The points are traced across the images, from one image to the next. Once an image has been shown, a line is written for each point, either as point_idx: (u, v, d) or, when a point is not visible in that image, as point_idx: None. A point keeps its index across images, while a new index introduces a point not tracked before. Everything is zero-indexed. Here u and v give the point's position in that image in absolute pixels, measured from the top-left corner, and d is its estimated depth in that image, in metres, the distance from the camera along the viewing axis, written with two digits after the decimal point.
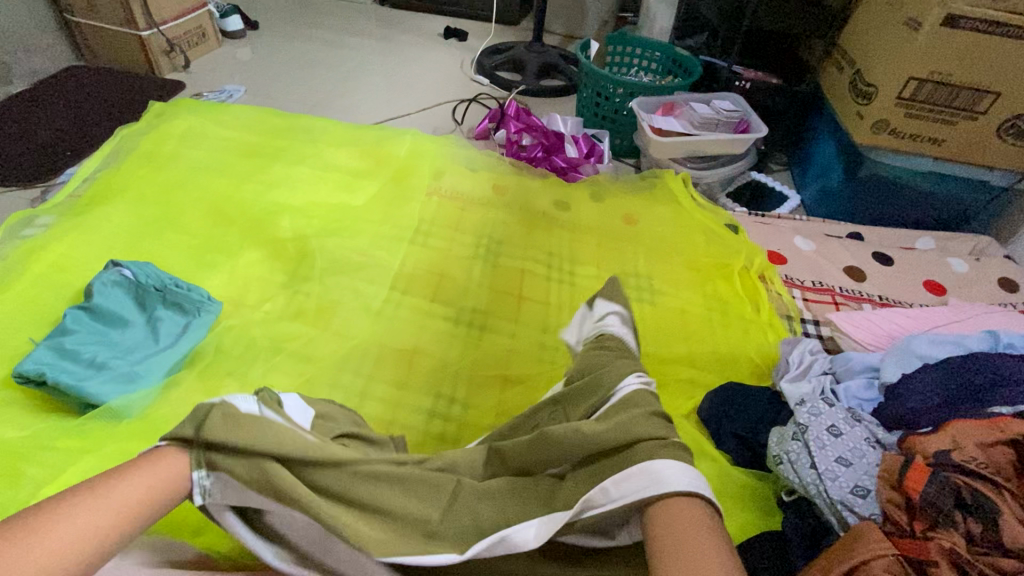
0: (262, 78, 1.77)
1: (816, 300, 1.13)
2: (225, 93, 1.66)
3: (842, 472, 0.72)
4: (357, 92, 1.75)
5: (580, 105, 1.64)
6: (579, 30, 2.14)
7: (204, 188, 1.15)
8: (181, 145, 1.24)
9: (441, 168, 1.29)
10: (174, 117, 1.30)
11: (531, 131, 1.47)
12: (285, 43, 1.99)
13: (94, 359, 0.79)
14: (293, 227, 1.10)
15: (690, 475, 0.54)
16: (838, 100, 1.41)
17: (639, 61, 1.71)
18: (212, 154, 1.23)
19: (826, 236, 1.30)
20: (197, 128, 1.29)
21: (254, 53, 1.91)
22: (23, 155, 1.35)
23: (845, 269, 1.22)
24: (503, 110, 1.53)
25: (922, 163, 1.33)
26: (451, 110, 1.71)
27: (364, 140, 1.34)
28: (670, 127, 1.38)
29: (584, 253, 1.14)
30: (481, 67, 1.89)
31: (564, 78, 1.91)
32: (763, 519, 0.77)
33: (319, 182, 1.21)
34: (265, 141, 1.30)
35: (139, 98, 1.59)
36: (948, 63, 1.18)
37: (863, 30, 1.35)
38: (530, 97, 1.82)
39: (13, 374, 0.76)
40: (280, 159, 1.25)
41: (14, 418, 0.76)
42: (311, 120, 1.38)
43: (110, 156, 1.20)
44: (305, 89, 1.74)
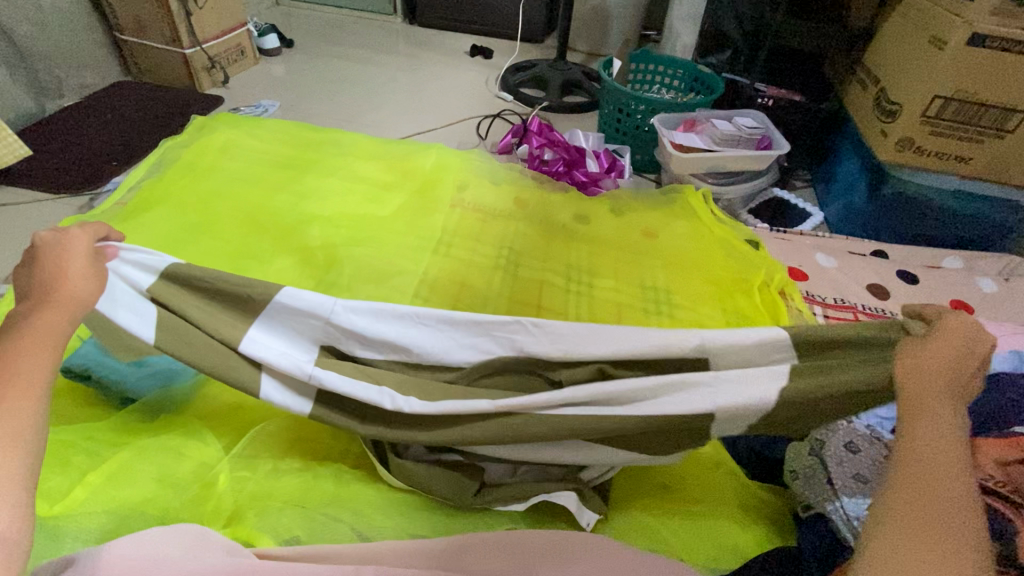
0: (295, 94, 1.85)
1: (837, 316, 1.13)
2: (261, 108, 1.74)
3: (859, 487, 0.72)
4: (386, 107, 1.81)
5: (601, 121, 1.66)
6: (602, 48, 2.18)
7: (241, 198, 1.21)
8: (219, 157, 1.30)
9: (464, 182, 1.32)
10: (214, 130, 1.38)
11: (553, 145, 1.50)
12: (319, 60, 2.07)
13: (136, 356, 0.84)
14: (322, 235, 1.14)
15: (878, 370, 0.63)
16: (862, 118, 1.41)
17: (661, 79, 1.73)
18: (248, 166, 1.30)
19: (848, 253, 1.29)
20: (234, 141, 1.35)
21: (289, 70, 2.00)
22: (73, 165, 1.43)
23: (868, 286, 1.21)
24: (526, 126, 1.57)
25: (948, 181, 1.32)
26: (475, 126, 1.76)
27: (391, 153, 1.39)
28: (691, 143, 1.40)
29: (603, 266, 1.16)
30: (505, 84, 1.94)
31: (587, 95, 1.94)
32: (777, 534, 0.76)
33: (349, 193, 1.26)
34: (298, 153, 1.36)
35: (181, 112, 1.67)
36: (973, 83, 1.18)
37: (887, 48, 1.35)
38: (553, 113, 1.86)
39: (61, 368, 0.80)
40: (312, 171, 1.30)
41: (60, 410, 0.80)
42: (342, 134, 1.44)
43: (154, 166, 1.27)
44: (336, 104, 1.81)
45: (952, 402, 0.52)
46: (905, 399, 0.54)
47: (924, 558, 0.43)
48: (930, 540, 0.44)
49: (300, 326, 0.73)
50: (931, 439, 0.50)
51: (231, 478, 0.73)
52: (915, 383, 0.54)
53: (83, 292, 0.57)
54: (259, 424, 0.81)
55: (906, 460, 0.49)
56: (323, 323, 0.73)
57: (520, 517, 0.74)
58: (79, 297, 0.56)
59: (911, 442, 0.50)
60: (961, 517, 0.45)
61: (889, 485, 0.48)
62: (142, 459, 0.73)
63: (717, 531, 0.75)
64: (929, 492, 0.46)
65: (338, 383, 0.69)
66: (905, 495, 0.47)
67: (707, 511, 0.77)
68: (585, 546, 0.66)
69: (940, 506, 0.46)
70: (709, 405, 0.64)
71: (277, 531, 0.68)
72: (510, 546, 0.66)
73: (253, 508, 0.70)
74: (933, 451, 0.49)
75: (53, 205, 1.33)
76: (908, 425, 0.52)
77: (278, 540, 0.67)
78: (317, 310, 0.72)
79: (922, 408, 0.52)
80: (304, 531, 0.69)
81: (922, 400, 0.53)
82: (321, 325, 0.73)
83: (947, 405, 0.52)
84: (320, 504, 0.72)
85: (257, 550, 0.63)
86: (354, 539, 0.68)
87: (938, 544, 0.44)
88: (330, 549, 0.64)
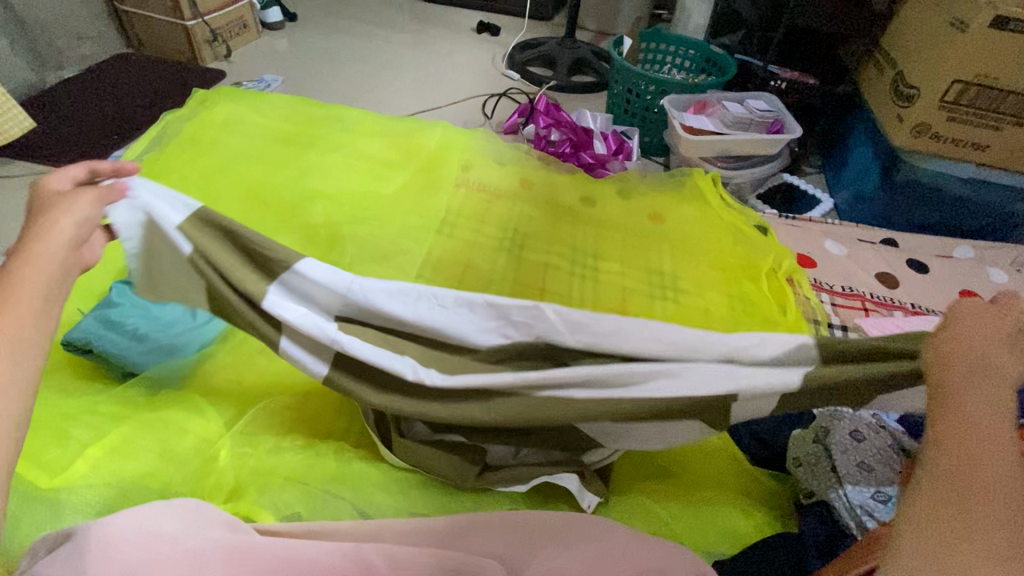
0: (298, 69, 1.82)
1: (845, 304, 1.11)
2: (264, 83, 1.71)
3: (863, 477, 0.71)
4: (391, 84, 1.78)
5: (610, 102, 1.63)
6: (613, 27, 2.13)
7: (242, 174, 1.19)
8: (221, 132, 1.28)
9: (468, 161, 1.30)
10: (215, 105, 1.35)
11: (560, 126, 1.47)
12: (323, 35, 2.03)
13: (136, 330, 0.84)
14: (325, 213, 1.13)
15: None
16: (878, 102, 1.38)
17: (672, 59, 1.69)
18: (250, 141, 1.28)
19: (858, 241, 1.27)
20: (237, 116, 1.33)
21: (292, 44, 1.95)
22: (74, 138, 1.42)
23: (877, 275, 1.19)
24: (533, 105, 1.54)
25: (963, 169, 1.29)
26: (481, 105, 1.72)
27: (396, 131, 1.37)
28: (702, 125, 1.37)
29: (609, 249, 1.15)
30: (512, 63, 1.90)
31: (596, 75, 1.90)
32: (777, 521, 0.75)
33: (352, 170, 1.24)
34: (301, 129, 1.34)
35: (182, 85, 1.65)
36: (994, 67, 1.15)
37: (906, 30, 1.32)
38: (560, 93, 1.82)
39: (63, 341, 0.81)
40: (314, 147, 1.28)
41: (61, 383, 0.80)
42: (346, 111, 1.41)
43: (155, 140, 1.25)
44: (339, 80, 1.78)
45: (994, 376, 0.47)
46: (947, 373, 0.49)
47: (956, 544, 0.40)
48: (965, 524, 0.40)
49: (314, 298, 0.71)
50: (975, 414, 0.45)
51: (231, 454, 0.72)
52: (953, 355, 0.50)
53: (61, 242, 0.53)
54: (260, 400, 0.80)
55: (946, 440, 0.45)
56: (341, 297, 0.71)
57: (520, 498, 0.74)
58: (50, 254, 0.52)
59: (951, 419, 0.46)
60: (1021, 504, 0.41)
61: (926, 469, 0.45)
62: (143, 433, 0.73)
63: (716, 514, 0.75)
64: (966, 472, 0.43)
65: (365, 353, 0.68)
66: (944, 482, 0.43)
67: (708, 497, 0.76)
68: (585, 528, 0.66)
69: (979, 486, 0.42)
70: (732, 387, 0.63)
71: (276, 508, 0.68)
72: (510, 526, 0.66)
73: (252, 485, 0.70)
74: (977, 430, 0.44)
75: None
76: (945, 398, 0.47)
77: (278, 517, 0.67)
78: (334, 284, 0.70)
79: (972, 384, 0.47)
80: (305, 508, 0.69)
81: (964, 374, 0.48)
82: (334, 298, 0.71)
83: (993, 375, 0.47)
84: (320, 481, 0.72)
85: (257, 525, 0.64)
86: (354, 517, 0.69)
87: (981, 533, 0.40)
88: (329, 527, 0.64)
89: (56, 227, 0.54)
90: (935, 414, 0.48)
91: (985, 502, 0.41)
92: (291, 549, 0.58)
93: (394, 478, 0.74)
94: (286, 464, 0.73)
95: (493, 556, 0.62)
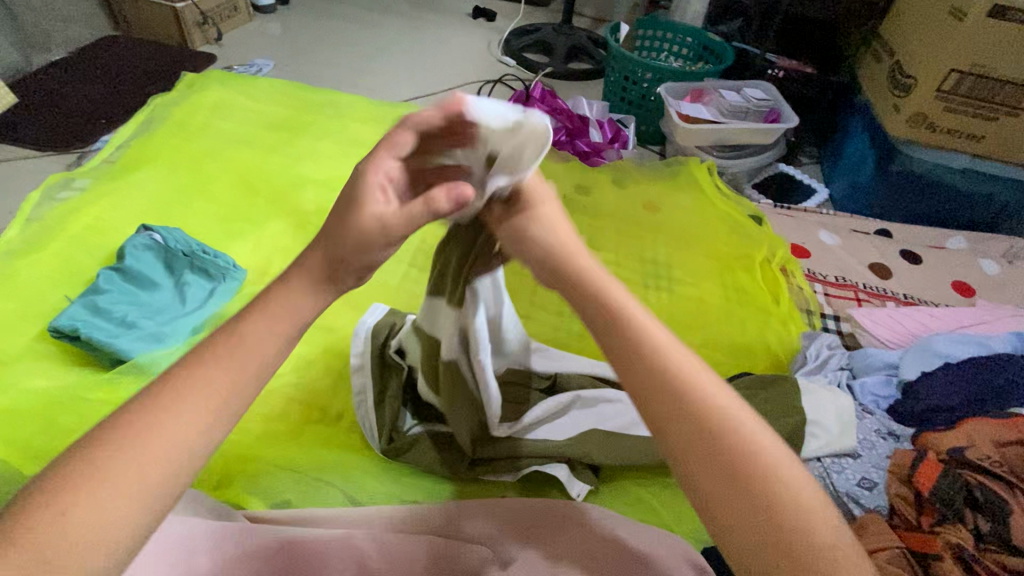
0: (291, 53, 1.79)
1: (838, 295, 1.12)
2: (255, 67, 1.68)
3: (849, 465, 0.74)
4: (384, 70, 1.76)
5: (607, 89, 1.61)
6: (610, 13, 2.10)
7: (233, 159, 1.17)
8: (211, 117, 1.26)
9: None
10: (205, 89, 1.33)
11: (556, 113, 1.46)
12: (316, 18, 2.00)
13: (125, 318, 0.83)
14: (317, 200, 1.11)
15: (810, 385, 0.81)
16: (874, 92, 1.37)
17: (669, 46, 1.67)
18: (241, 126, 1.26)
19: (853, 232, 1.27)
20: (227, 101, 1.31)
21: (284, 28, 1.92)
22: (61, 122, 1.39)
23: (870, 265, 1.19)
24: (528, 92, 1.52)
25: (958, 160, 1.29)
26: (475, 91, 1.70)
27: (389, 117, 1.35)
28: (698, 114, 1.36)
29: (604, 239, 1.14)
30: (508, 49, 1.88)
31: (593, 62, 1.88)
32: None
33: (345, 157, 1.22)
34: (293, 114, 1.32)
35: (172, 68, 1.62)
36: (991, 56, 1.14)
37: (904, 18, 1.30)
38: (556, 80, 1.80)
39: (50, 328, 0.80)
40: (306, 133, 1.27)
41: (49, 370, 0.80)
42: (339, 96, 1.39)
43: (143, 124, 1.23)
44: (333, 65, 1.75)
45: (650, 352, 0.47)
46: (637, 376, 0.47)
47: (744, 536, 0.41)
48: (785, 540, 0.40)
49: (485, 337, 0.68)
50: (682, 419, 0.44)
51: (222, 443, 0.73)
52: (620, 348, 0.48)
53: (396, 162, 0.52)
54: None
55: (691, 466, 0.44)
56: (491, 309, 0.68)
57: (511, 486, 0.75)
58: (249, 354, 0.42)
59: (675, 437, 0.44)
60: (745, 475, 0.42)
61: (696, 494, 0.43)
62: None
63: None
64: (734, 482, 0.42)
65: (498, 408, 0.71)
66: (731, 503, 0.42)
67: None
68: (576, 515, 0.66)
69: (755, 485, 0.42)
70: None
71: (268, 495, 0.69)
72: (500, 514, 0.66)
73: (244, 473, 0.71)
74: (706, 432, 0.43)
75: (41, 162, 1.29)
76: (655, 420, 0.45)
77: (270, 504, 0.68)
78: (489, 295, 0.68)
79: (664, 386, 0.46)
80: (296, 495, 0.69)
81: (667, 372, 0.46)
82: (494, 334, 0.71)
83: (658, 352, 0.47)
84: (312, 468, 0.72)
85: (248, 513, 0.64)
86: (346, 503, 0.69)
87: (788, 538, 0.40)
88: (319, 514, 0.64)
89: (400, 147, 0.52)
90: (659, 434, 0.46)
91: (766, 495, 0.41)
92: (280, 538, 0.58)
93: (386, 466, 0.74)
94: (279, 453, 0.73)
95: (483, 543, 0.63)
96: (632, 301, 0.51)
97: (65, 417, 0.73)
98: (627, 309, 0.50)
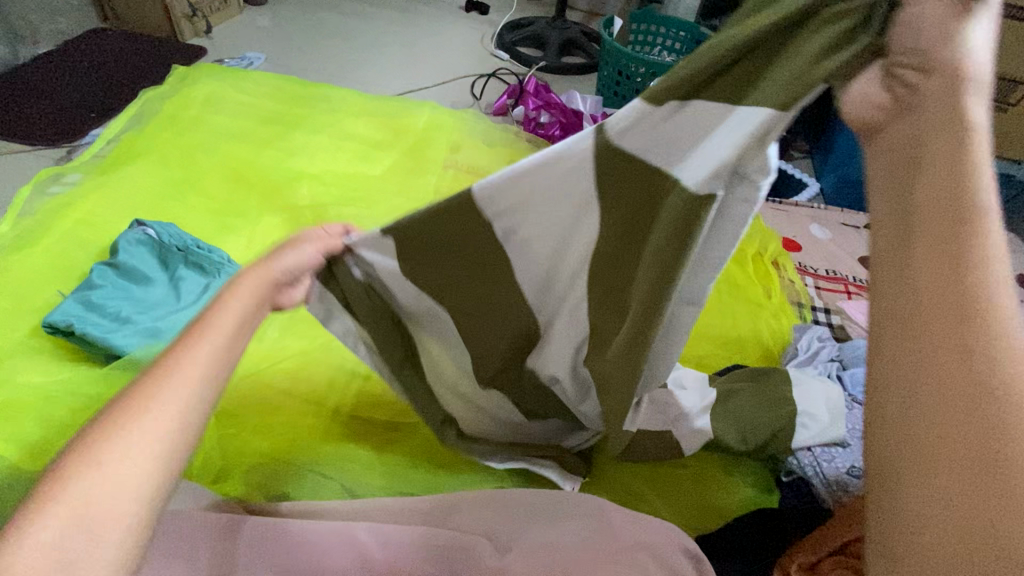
0: (282, 46, 1.77)
1: (828, 288, 1.13)
2: (246, 60, 1.66)
3: (839, 453, 0.75)
4: (377, 63, 1.75)
5: (600, 83, 1.61)
6: (603, 7, 2.10)
7: (226, 153, 1.17)
8: (202, 111, 1.25)
9: (457, 142, 1.29)
10: (197, 83, 1.32)
11: (549, 108, 1.46)
12: (307, 11, 1.98)
13: (119, 313, 0.83)
14: (311, 195, 1.11)
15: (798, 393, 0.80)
16: None
17: (662, 40, 1.67)
18: (233, 120, 1.25)
19: (844, 225, 1.28)
20: (218, 94, 1.30)
21: (275, 20, 1.90)
22: (49, 116, 1.37)
23: (860, 259, 1.21)
24: (522, 86, 1.52)
25: None
26: (469, 85, 1.70)
27: (383, 111, 1.34)
28: None
29: None
30: (501, 43, 1.87)
31: (586, 57, 1.88)
32: (759, 497, 0.76)
33: (338, 151, 1.22)
34: (286, 108, 1.31)
35: (162, 61, 1.60)
36: None
37: None
38: (550, 74, 1.80)
39: (43, 324, 0.80)
40: (299, 127, 1.26)
41: (44, 366, 0.79)
42: (331, 90, 1.39)
43: (133, 119, 1.22)
44: (325, 59, 1.74)
45: (963, 231, 0.33)
46: (900, 254, 0.35)
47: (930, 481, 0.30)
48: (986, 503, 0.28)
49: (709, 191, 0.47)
50: (945, 318, 0.32)
51: (219, 437, 0.74)
52: (903, 215, 0.36)
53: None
54: (247, 382, 0.80)
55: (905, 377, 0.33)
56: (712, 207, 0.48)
57: (508, 478, 0.75)
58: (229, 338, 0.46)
59: (924, 331, 0.33)
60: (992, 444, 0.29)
61: (893, 409, 0.33)
62: None
63: (699, 491, 0.76)
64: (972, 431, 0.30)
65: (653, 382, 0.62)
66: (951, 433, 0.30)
67: (692, 474, 0.77)
68: (576, 504, 0.66)
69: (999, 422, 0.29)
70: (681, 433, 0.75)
71: (266, 487, 0.69)
72: (499, 504, 0.67)
73: (242, 466, 0.71)
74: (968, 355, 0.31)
75: (30, 157, 1.27)
76: (907, 309, 0.34)
77: (268, 497, 0.68)
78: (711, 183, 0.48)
79: (958, 279, 0.32)
80: (293, 488, 0.70)
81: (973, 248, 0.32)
82: (726, 201, 0.48)
83: (970, 230, 0.33)
84: (309, 460, 0.72)
85: (246, 505, 0.65)
86: (344, 496, 0.70)
87: (998, 504, 0.28)
88: (317, 505, 0.65)
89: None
90: (887, 323, 0.35)
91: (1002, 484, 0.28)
92: (278, 530, 0.58)
93: (383, 458, 0.75)
94: (275, 446, 0.73)
95: (481, 532, 0.63)
96: (979, 167, 0.34)
97: (61, 412, 0.73)
98: (955, 176, 0.34)
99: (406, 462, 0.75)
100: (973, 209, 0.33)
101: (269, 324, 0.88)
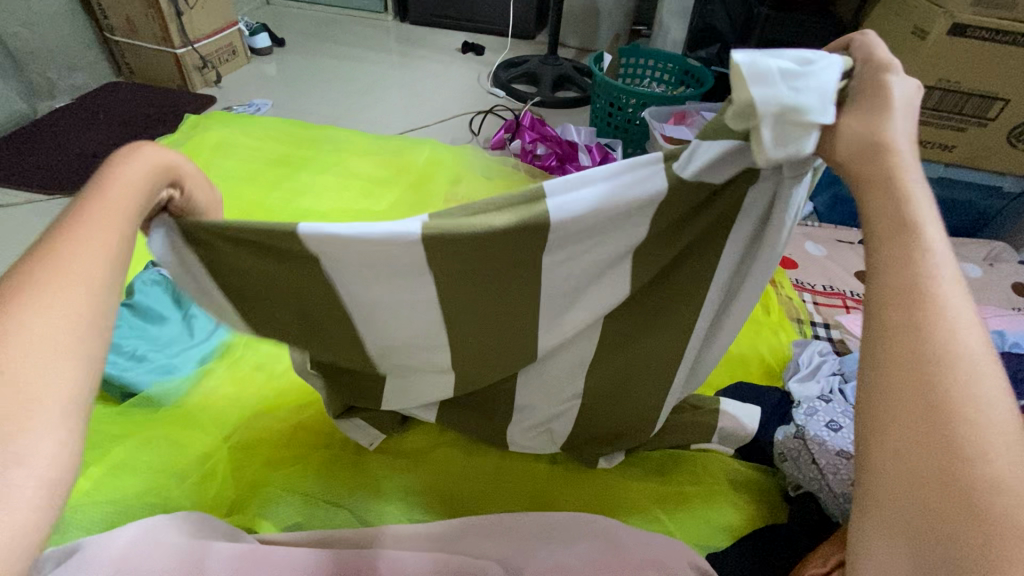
0: (288, 94, 1.84)
1: (826, 303, 1.15)
2: (253, 107, 1.73)
3: (844, 465, 0.72)
4: (380, 106, 1.82)
5: (594, 115, 1.66)
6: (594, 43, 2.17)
7: (238, 196, 1.29)
8: (212, 156, 1.40)
9: (457, 176, 1.38)
10: (207, 130, 1.48)
11: (546, 140, 1.50)
12: (312, 58, 2.07)
13: (136, 351, 0.86)
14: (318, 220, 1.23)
15: (727, 414, 0.79)
16: None
17: (651, 73, 1.73)
18: (238, 165, 1.38)
19: (838, 242, 1.30)
20: (228, 140, 1.45)
21: (281, 69, 1.99)
22: (64, 165, 1.41)
23: (856, 273, 1.23)
24: (518, 120, 1.55)
25: (932, 169, 1.31)
26: (468, 122, 1.76)
27: (386, 149, 1.47)
28: (682, 136, 1.32)
29: None
30: (497, 80, 1.95)
31: (580, 91, 1.94)
32: (766, 513, 0.77)
33: (343, 189, 1.33)
34: (292, 151, 1.45)
35: (174, 111, 1.66)
36: (957, 71, 1.16)
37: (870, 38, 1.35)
38: (546, 109, 1.86)
39: None
40: (305, 167, 1.39)
41: None
42: (335, 132, 1.54)
43: None
44: (329, 103, 1.81)
45: (926, 319, 0.34)
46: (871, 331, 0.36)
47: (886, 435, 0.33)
48: (952, 531, 0.29)
49: (744, 206, 0.51)
50: (906, 381, 0.33)
51: (231, 468, 0.76)
52: (868, 328, 0.37)
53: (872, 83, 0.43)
54: (259, 415, 0.82)
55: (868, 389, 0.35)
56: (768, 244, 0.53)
57: (519, 500, 0.76)
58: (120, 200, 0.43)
59: (883, 390, 0.34)
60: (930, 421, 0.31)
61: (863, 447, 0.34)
62: (148, 451, 0.74)
63: (708, 509, 0.76)
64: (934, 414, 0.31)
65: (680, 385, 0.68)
66: (907, 479, 0.31)
67: (700, 492, 0.78)
68: (583, 526, 0.68)
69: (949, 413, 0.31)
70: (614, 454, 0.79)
71: (277, 518, 0.70)
72: (509, 528, 0.67)
73: (256, 495, 0.72)
74: (904, 338, 0.34)
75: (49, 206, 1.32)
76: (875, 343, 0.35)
77: (280, 527, 0.69)
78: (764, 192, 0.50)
79: (928, 355, 0.33)
80: (304, 518, 0.71)
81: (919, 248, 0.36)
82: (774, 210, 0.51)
83: (940, 318, 0.34)
84: (320, 491, 0.74)
85: (260, 535, 0.66)
86: (354, 522, 0.71)
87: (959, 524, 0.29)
88: (326, 535, 0.66)
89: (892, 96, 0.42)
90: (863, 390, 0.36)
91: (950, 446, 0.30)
92: (291, 560, 0.59)
93: (372, 482, 0.76)
94: (287, 475, 0.75)
95: (493, 559, 0.64)
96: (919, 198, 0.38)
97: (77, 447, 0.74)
98: (921, 271, 0.35)
99: (418, 490, 0.76)
100: (938, 312, 0.34)
101: (279, 358, 0.91)
